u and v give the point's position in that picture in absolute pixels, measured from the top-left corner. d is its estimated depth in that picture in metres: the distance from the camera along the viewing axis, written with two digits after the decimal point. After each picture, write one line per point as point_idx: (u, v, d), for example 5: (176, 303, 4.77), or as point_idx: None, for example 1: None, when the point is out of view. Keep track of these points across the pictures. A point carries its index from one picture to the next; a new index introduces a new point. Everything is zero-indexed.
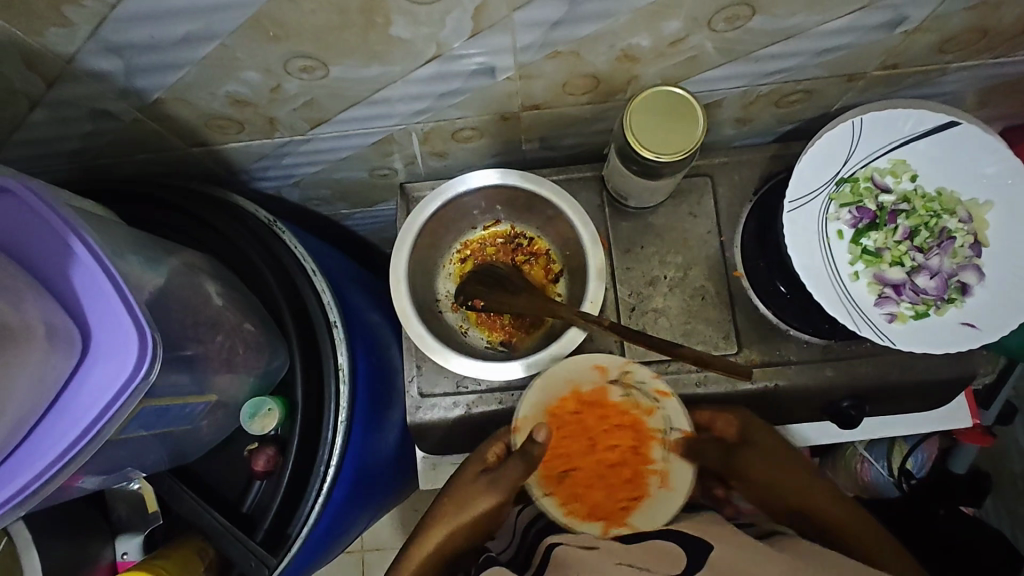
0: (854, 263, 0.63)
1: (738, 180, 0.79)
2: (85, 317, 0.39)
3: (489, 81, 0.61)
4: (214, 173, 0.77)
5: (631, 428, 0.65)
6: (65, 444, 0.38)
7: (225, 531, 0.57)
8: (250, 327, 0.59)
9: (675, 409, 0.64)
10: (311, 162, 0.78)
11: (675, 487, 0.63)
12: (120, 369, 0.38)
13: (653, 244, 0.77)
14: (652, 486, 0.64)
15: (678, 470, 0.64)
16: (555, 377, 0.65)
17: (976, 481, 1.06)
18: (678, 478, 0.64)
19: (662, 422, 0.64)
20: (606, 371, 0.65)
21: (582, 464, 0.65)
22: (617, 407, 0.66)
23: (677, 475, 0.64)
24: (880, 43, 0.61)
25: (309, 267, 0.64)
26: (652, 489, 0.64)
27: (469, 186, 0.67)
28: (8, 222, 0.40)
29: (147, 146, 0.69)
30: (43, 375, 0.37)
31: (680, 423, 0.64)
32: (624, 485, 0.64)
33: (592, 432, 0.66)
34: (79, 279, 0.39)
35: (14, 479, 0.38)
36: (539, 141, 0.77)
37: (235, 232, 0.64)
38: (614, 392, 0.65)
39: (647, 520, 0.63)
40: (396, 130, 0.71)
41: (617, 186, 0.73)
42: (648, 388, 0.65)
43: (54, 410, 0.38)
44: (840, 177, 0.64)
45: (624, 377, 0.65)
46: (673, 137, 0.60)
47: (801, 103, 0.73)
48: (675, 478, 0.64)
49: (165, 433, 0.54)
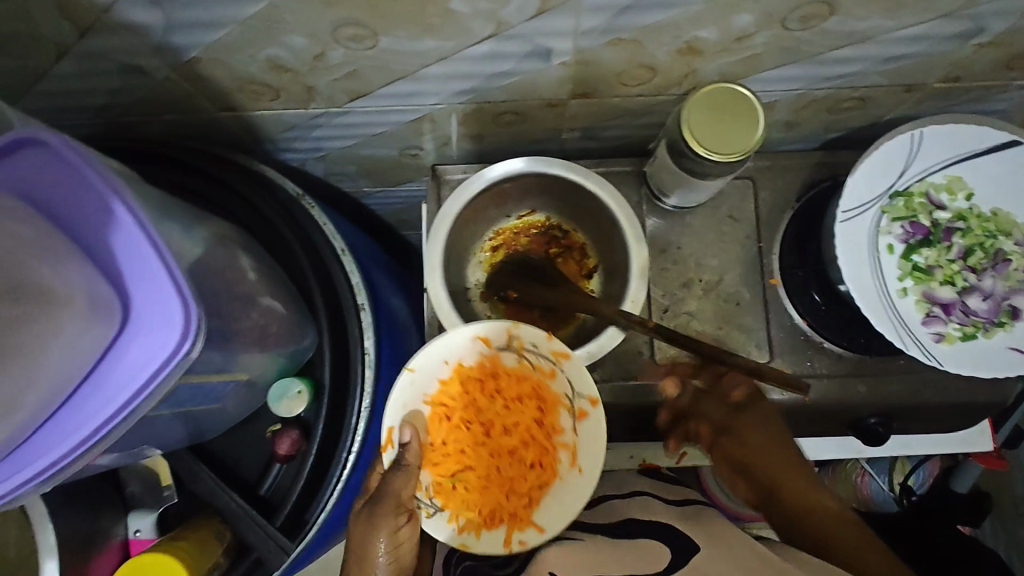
0: (903, 279, 0.61)
1: (781, 185, 0.77)
2: (125, 287, 0.36)
3: (543, 65, 0.58)
4: (240, 141, 0.74)
5: (533, 399, 0.59)
6: (97, 421, 0.35)
7: (243, 513, 0.54)
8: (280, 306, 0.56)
9: (577, 372, 0.57)
10: (342, 136, 0.74)
11: (585, 465, 0.55)
12: (159, 345, 0.36)
13: (689, 245, 0.75)
14: (558, 476, 0.57)
15: (586, 442, 0.56)
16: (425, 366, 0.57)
17: (978, 503, 0.98)
18: (589, 455, 0.56)
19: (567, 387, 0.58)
20: (491, 341, 0.57)
21: (475, 461, 0.58)
22: (512, 379, 0.59)
23: (585, 448, 0.56)
24: (950, 55, 0.59)
25: (339, 246, 0.62)
26: (565, 470, 0.57)
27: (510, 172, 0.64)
28: (44, 178, 0.37)
29: (175, 107, 0.66)
30: (80, 348, 0.34)
31: (579, 393, 0.57)
32: (525, 476, 0.57)
33: (486, 414, 0.59)
34: (121, 246, 0.37)
35: (41, 453, 0.35)
36: (581, 130, 0.74)
37: (265, 205, 0.61)
38: (506, 361, 0.58)
39: (553, 518, 0.55)
40: (436, 109, 0.68)
41: (659, 183, 0.71)
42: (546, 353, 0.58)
43: (88, 384, 0.35)
44: (894, 191, 0.62)
45: (516, 347, 0.58)
46: (732, 137, 0.57)
47: (854, 111, 0.70)
48: (585, 451, 0.56)
49: (189, 411, 0.52)
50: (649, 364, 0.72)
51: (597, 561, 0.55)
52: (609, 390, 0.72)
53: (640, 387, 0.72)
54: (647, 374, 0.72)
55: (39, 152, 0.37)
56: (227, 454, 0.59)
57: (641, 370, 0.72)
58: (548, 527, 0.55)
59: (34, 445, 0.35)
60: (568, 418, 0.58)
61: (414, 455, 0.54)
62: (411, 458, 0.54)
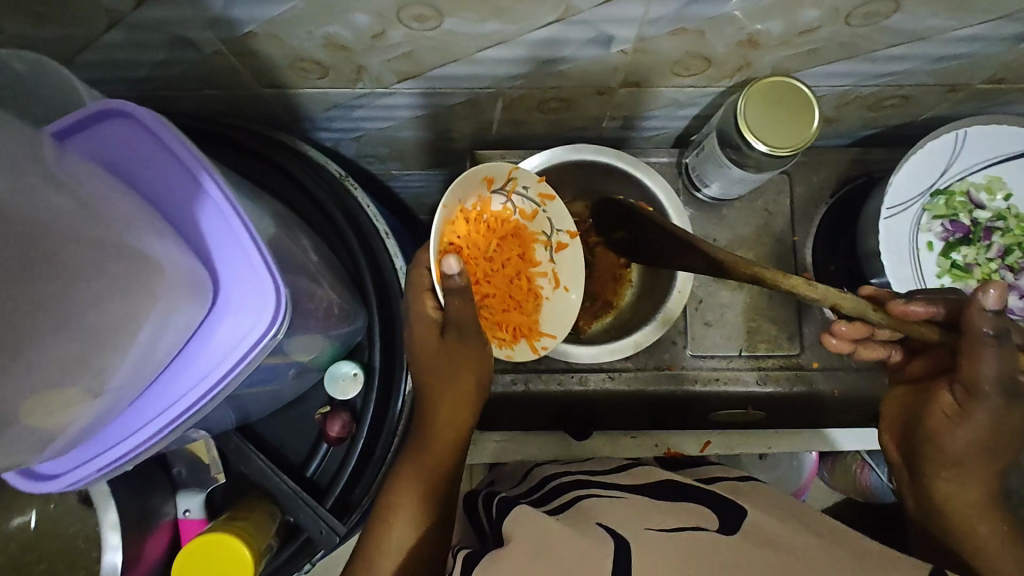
0: (941, 276, 0.63)
1: (816, 180, 0.77)
2: (215, 263, 0.37)
3: (601, 52, 0.58)
4: (278, 119, 0.72)
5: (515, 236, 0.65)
6: (191, 396, 0.36)
7: (295, 495, 0.54)
8: (337, 307, 0.54)
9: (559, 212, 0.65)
10: (381, 118, 0.73)
11: (570, 283, 0.66)
12: (252, 323, 0.36)
13: (725, 238, 0.76)
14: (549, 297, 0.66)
15: (569, 271, 0.66)
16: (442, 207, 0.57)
17: None
18: (573, 275, 0.66)
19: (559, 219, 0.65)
20: (492, 182, 0.62)
21: (492, 290, 0.63)
22: (499, 218, 0.64)
23: (571, 274, 0.66)
24: (999, 56, 0.60)
25: (382, 229, 0.62)
26: (550, 291, 0.66)
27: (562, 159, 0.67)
28: (135, 152, 0.37)
29: (219, 83, 0.64)
30: (177, 325, 0.35)
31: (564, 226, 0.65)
32: (527, 298, 0.65)
33: (489, 250, 0.62)
34: (208, 223, 0.37)
35: (138, 425, 0.36)
36: (622, 119, 0.74)
37: (312, 185, 0.61)
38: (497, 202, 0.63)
39: (561, 320, 0.65)
40: (483, 93, 0.67)
41: (701, 175, 0.71)
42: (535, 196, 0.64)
43: (180, 361, 0.36)
44: (936, 189, 0.63)
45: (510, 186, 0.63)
46: (787, 131, 0.58)
47: (894, 109, 0.71)
48: (572, 280, 0.66)
49: (242, 397, 0.50)
50: (682, 353, 0.74)
51: (643, 516, 0.54)
52: (642, 379, 0.73)
53: (673, 376, 0.73)
54: (681, 364, 0.74)
55: (123, 125, 0.37)
56: (273, 434, 0.59)
57: (674, 360, 0.74)
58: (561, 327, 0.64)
59: (129, 421, 0.37)
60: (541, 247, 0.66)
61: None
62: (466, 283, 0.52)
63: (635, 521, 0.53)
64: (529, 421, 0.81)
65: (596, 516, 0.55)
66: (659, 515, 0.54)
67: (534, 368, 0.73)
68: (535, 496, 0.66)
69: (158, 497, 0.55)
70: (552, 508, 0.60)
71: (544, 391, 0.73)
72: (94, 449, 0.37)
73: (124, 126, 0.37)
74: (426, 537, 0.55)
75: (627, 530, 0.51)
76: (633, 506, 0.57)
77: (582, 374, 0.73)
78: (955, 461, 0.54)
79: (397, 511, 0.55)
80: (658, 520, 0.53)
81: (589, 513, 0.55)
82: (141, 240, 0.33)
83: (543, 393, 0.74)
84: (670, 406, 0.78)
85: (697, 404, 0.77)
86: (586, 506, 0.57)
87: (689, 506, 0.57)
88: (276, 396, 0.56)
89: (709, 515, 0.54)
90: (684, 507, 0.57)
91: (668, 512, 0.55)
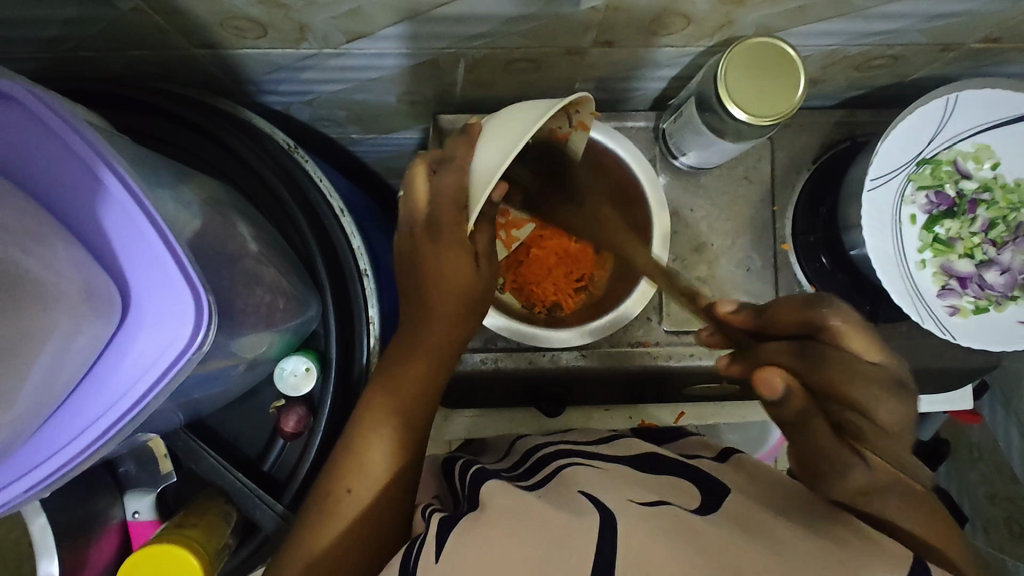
0: (922, 251, 0.61)
1: (798, 145, 0.73)
2: (123, 270, 0.33)
3: (570, 10, 0.53)
4: (217, 83, 0.65)
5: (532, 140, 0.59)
6: (102, 422, 0.32)
7: (250, 493, 0.51)
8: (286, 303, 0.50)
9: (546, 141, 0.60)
10: (333, 80, 0.66)
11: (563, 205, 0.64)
12: (167, 339, 0.32)
13: (702, 208, 0.72)
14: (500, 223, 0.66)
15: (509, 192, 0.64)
16: (517, 127, 0.48)
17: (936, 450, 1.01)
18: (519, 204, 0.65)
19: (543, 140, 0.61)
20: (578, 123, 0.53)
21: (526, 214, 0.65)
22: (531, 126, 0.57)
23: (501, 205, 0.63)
24: (996, 14, 0.56)
25: (336, 205, 0.57)
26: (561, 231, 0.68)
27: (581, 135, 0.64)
28: (26, 145, 0.33)
29: (145, 43, 0.57)
30: (81, 345, 0.31)
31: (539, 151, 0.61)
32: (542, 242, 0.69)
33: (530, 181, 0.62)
34: (112, 224, 0.33)
35: (48, 454, 0.33)
36: (595, 81, 0.69)
37: (255, 158, 0.56)
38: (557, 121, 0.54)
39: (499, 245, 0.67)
40: (443, 54, 0.61)
41: (678, 142, 0.66)
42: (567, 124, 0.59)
43: (90, 381, 0.32)
44: (922, 158, 0.61)
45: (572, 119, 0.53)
46: (769, 99, 0.54)
47: (882, 69, 0.67)
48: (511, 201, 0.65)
49: (188, 399, 0.47)
50: (656, 329, 0.72)
51: (627, 491, 0.48)
52: (615, 356, 0.71)
53: (646, 352, 0.71)
54: (655, 340, 0.72)
55: (8, 115, 0.34)
56: (228, 428, 0.57)
57: (649, 335, 0.72)
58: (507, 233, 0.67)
59: (40, 444, 0.33)
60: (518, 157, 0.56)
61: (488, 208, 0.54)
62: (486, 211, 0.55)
63: (622, 495, 0.47)
64: (501, 398, 0.79)
65: (580, 485, 0.49)
66: (644, 492, 0.49)
67: (503, 347, 0.70)
68: (519, 469, 0.60)
69: (105, 499, 0.53)
70: (533, 480, 0.54)
71: (515, 370, 0.71)
72: (5, 478, 0.33)
73: (16, 119, 0.34)
74: (394, 488, 0.52)
75: (612, 500, 0.46)
76: (615, 481, 0.51)
77: (553, 353, 0.71)
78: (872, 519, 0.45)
79: (368, 454, 0.51)
80: (644, 497, 0.48)
81: (571, 483, 0.50)
82: (28, 254, 0.31)
83: (514, 373, 0.71)
84: (645, 382, 0.76)
85: (671, 379, 0.75)
86: (569, 476, 0.52)
87: (673, 483, 0.52)
88: (226, 391, 0.52)
89: (692, 494, 0.50)
90: (667, 483, 0.52)
91: (652, 488, 0.50)
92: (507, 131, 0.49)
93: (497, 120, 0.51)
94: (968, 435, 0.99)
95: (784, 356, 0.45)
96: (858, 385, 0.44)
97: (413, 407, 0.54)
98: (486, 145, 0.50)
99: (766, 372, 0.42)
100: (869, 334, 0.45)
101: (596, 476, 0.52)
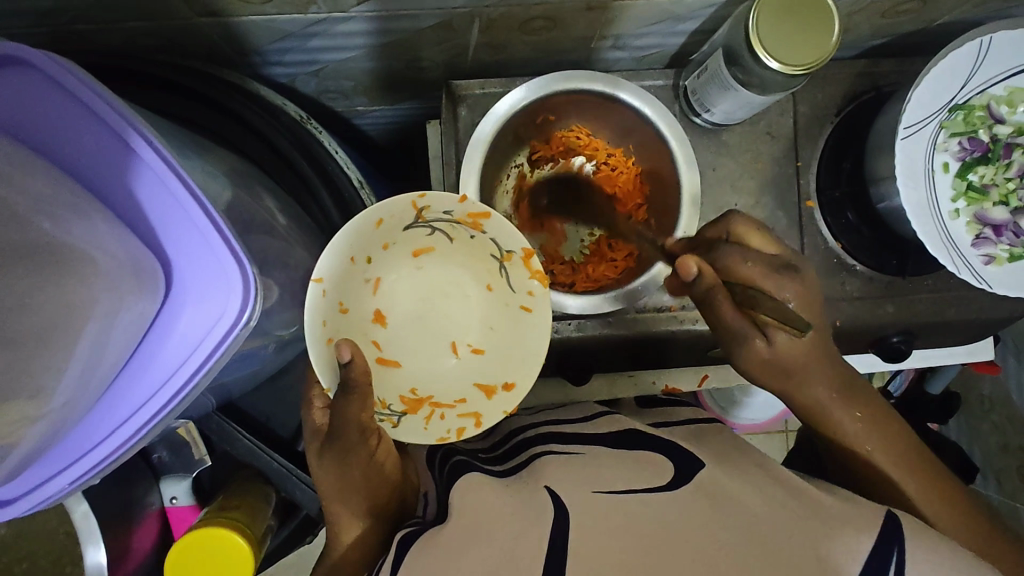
0: (956, 200, 0.60)
1: (822, 97, 0.71)
2: (162, 244, 0.33)
3: None
4: (220, 54, 0.58)
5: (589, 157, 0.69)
6: (154, 400, 0.32)
7: (287, 474, 0.52)
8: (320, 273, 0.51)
9: (456, 251, 0.60)
10: (340, 48, 0.61)
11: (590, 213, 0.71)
12: (215, 311, 0.33)
13: (724, 166, 0.70)
14: (480, 378, 0.58)
15: (463, 328, 0.61)
16: (355, 275, 0.56)
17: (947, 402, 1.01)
18: (490, 339, 0.60)
19: (489, 247, 0.58)
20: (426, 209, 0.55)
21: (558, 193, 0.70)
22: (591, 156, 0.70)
23: (412, 349, 0.60)
24: None
25: (354, 177, 0.60)
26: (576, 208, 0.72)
27: (599, 89, 0.61)
28: (53, 118, 0.33)
29: (144, 12, 0.50)
30: (126, 321, 0.31)
31: (487, 270, 0.60)
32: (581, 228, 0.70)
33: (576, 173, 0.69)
34: (148, 194, 0.33)
35: (97, 439, 0.33)
36: (614, 38, 0.66)
37: (271, 129, 0.56)
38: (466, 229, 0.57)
39: (494, 411, 0.56)
40: (457, 15, 0.58)
41: (703, 99, 0.64)
42: (457, 216, 0.56)
43: (137, 361, 0.33)
44: (955, 104, 0.59)
45: (420, 214, 0.55)
46: (799, 49, 0.52)
47: (910, 13, 0.65)
48: (490, 339, 0.60)
49: (215, 383, 0.45)
50: (682, 293, 0.70)
51: (597, 475, 0.44)
52: (640, 322, 0.69)
53: (672, 317, 0.70)
54: (680, 304, 0.70)
55: (31, 81, 0.33)
56: (259, 410, 0.57)
57: (675, 300, 0.70)
58: (522, 385, 0.56)
59: (88, 432, 0.33)
60: (410, 267, 0.60)
61: (361, 372, 0.46)
62: (359, 378, 0.46)
63: (586, 483, 0.43)
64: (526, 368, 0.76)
65: (544, 475, 0.45)
66: (611, 473, 0.45)
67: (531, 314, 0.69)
68: (498, 452, 0.59)
69: (141, 486, 0.53)
70: (511, 465, 0.52)
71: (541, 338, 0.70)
72: (53, 468, 0.33)
73: (45, 89, 0.33)
74: None
75: (573, 491, 0.42)
76: (586, 461, 0.48)
77: (580, 321, 0.69)
78: (769, 372, 0.53)
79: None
80: (612, 481, 0.43)
81: (539, 475, 0.46)
82: (61, 224, 0.30)
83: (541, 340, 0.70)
84: (667, 348, 0.74)
85: (692, 344, 0.74)
86: (540, 465, 0.48)
87: (642, 457, 0.48)
88: (256, 374, 0.52)
89: (662, 470, 0.45)
90: (640, 458, 0.48)
91: (620, 464, 0.46)
92: (354, 281, 0.56)
93: (375, 273, 0.58)
94: (977, 388, 1.00)
95: (709, 272, 0.48)
96: (748, 265, 0.51)
97: (390, 484, 0.52)
98: (362, 301, 0.58)
99: (681, 259, 0.47)
100: (765, 234, 0.54)
101: (559, 462, 0.48)
